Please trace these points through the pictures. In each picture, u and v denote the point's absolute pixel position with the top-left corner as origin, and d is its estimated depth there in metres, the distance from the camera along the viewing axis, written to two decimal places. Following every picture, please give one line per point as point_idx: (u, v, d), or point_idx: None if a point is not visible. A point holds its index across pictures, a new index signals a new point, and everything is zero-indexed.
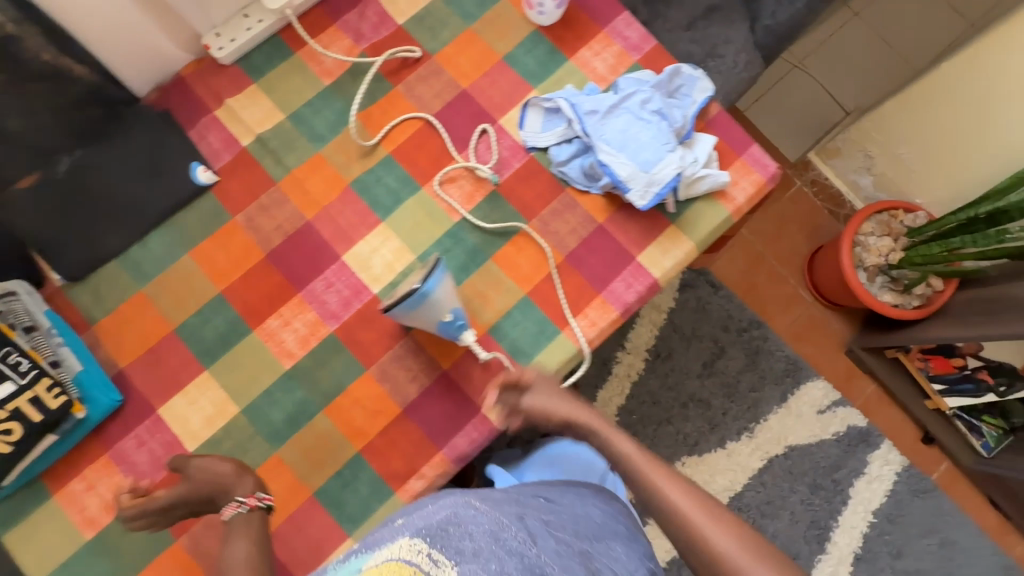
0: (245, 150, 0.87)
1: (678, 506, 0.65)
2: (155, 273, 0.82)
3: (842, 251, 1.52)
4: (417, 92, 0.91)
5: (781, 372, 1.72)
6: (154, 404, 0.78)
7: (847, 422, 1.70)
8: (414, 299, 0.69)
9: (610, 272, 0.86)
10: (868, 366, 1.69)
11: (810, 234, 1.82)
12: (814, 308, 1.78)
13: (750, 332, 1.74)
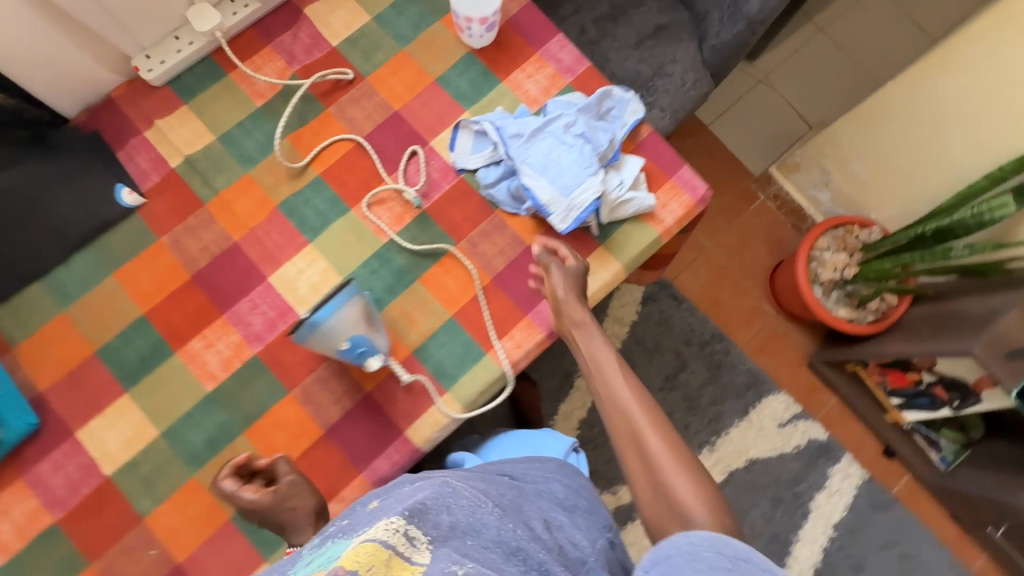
0: (174, 171, 0.87)
1: (644, 434, 0.70)
2: (78, 294, 0.82)
3: (797, 266, 1.54)
4: (349, 114, 0.92)
5: (743, 386, 1.72)
6: (72, 427, 0.78)
7: (808, 436, 1.71)
8: (307, 328, 0.66)
9: (537, 293, 0.86)
10: (828, 379, 1.71)
11: (773, 248, 1.83)
12: (776, 321, 1.79)
13: (712, 345, 1.75)
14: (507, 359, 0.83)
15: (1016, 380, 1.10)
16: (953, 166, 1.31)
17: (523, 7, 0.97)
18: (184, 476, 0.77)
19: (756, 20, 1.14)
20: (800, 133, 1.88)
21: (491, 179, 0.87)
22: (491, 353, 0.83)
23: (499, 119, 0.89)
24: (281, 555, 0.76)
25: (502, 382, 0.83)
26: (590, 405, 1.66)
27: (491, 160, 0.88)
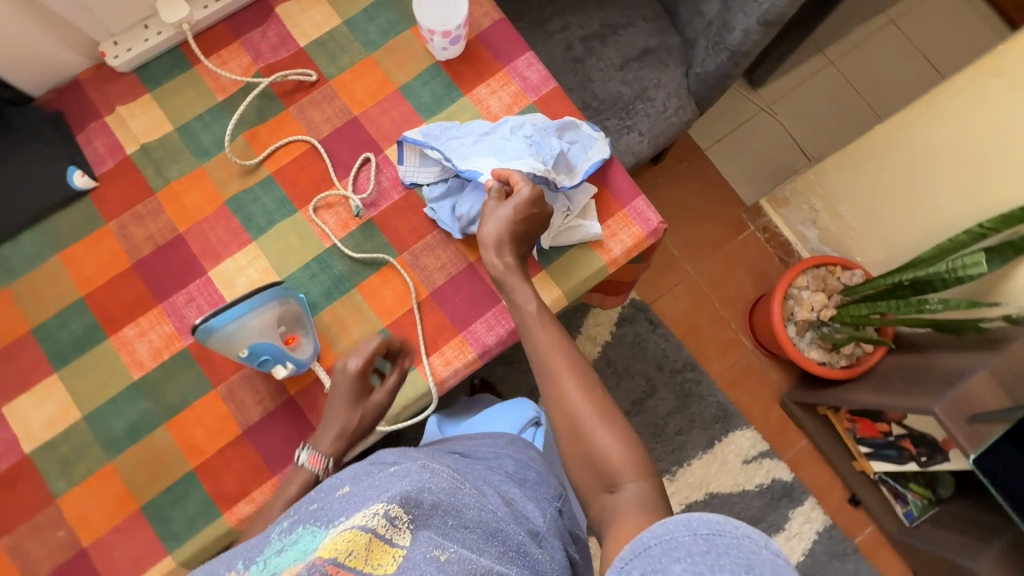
0: (129, 158, 0.88)
1: (574, 404, 0.69)
2: (22, 272, 0.84)
3: (773, 303, 1.51)
4: (308, 115, 0.91)
5: (711, 418, 1.70)
6: (2, 401, 0.80)
7: (772, 475, 1.67)
8: (201, 335, 0.70)
9: (473, 312, 0.86)
10: (799, 421, 1.67)
11: (757, 280, 1.79)
12: (752, 355, 1.76)
13: (684, 374, 1.72)
14: (434, 375, 0.83)
15: (974, 445, 1.07)
16: (936, 219, 1.29)
17: (495, 22, 0.96)
18: (101, 460, 0.79)
19: (739, 52, 1.12)
20: (797, 166, 1.85)
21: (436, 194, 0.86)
22: (419, 368, 0.83)
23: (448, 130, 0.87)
24: (185, 549, 0.77)
25: (427, 399, 0.83)
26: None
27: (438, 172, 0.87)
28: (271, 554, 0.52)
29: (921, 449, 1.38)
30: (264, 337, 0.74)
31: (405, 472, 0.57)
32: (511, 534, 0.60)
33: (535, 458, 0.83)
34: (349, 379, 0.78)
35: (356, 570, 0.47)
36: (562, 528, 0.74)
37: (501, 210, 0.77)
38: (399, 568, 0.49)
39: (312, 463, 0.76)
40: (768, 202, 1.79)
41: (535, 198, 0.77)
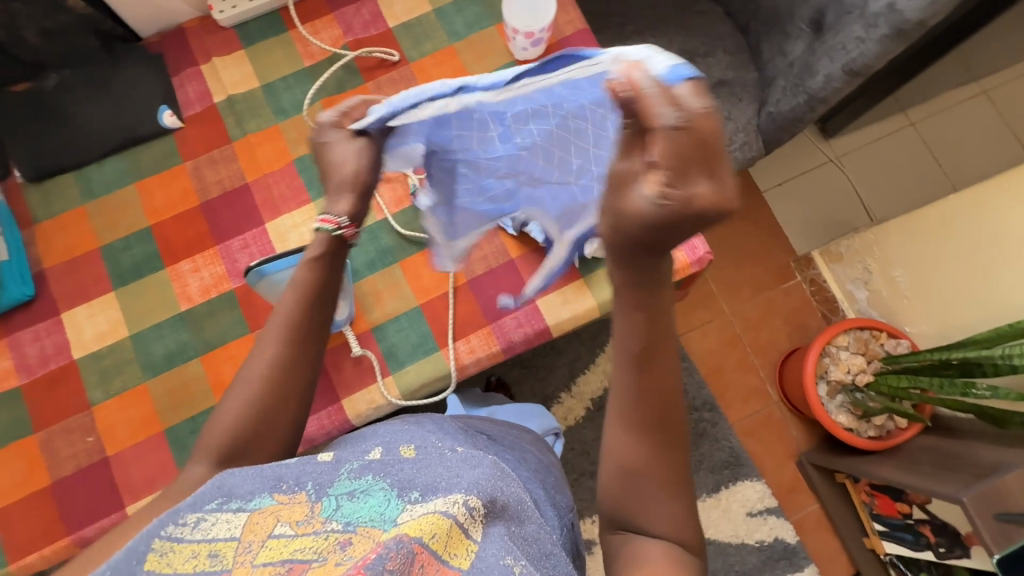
0: (215, 106, 0.94)
1: (636, 457, 0.58)
2: (99, 193, 0.90)
3: (808, 357, 1.45)
4: (384, 93, 0.95)
5: (721, 463, 1.65)
6: (61, 307, 0.86)
7: (774, 533, 1.61)
8: (255, 276, 0.74)
9: (505, 307, 0.87)
10: (813, 483, 1.61)
11: (794, 332, 1.74)
12: (775, 407, 1.71)
13: (700, 413, 1.68)
14: (456, 360, 0.85)
15: (1000, 545, 0.99)
16: (994, 302, 1.25)
17: (578, 31, 0.97)
18: (137, 379, 0.84)
19: (817, 98, 1.09)
20: (858, 224, 1.78)
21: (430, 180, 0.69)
22: (443, 351, 0.85)
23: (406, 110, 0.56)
24: None
25: (446, 381, 0.85)
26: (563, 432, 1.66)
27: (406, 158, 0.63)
28: (341, 494, 0.51)
29: (941, 540, 1.30)
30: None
31: (476, 461, 0.55)
32: (562, 561, 0.54)
33: (553, 463, 0.85)
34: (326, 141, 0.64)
35: (436, 555, 0.45)
36: (570, 540, 0.73)
37: (629, 198, 0.45)
38: (472, 566, 0.46)
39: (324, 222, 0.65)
40: (821, 253, 1.74)
41: (676, 209, 0.43)
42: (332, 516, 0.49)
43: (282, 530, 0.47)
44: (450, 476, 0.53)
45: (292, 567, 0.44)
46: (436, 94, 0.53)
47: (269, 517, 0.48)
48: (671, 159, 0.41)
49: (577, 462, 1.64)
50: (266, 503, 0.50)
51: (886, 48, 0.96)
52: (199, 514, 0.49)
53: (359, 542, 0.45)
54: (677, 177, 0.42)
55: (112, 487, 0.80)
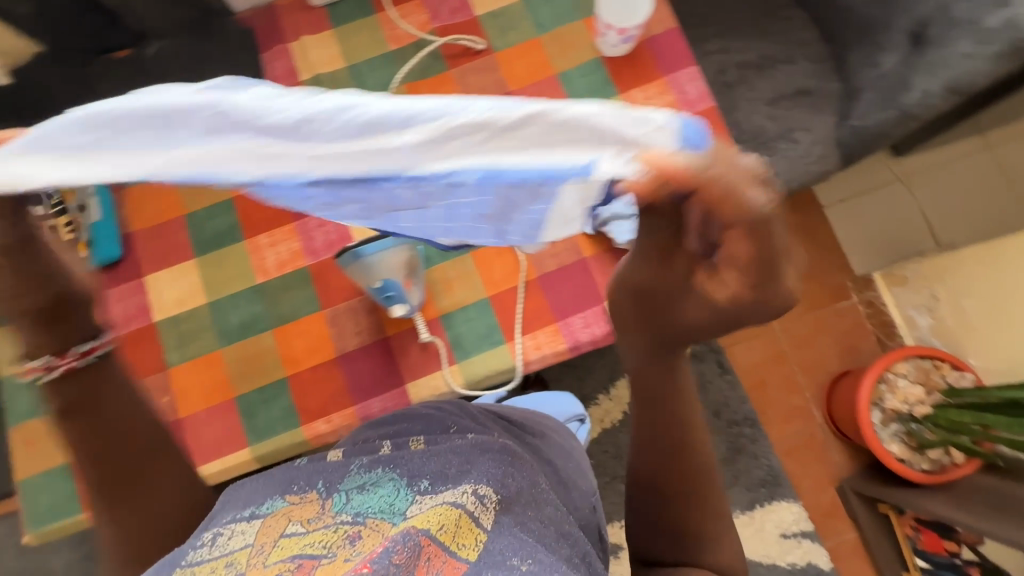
0: (301, 84, 0.95)
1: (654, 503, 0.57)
2: None
3: (863, 381, 1.40)
4: (466, 81, 0.95)
5: (757, 480, 1.61)
6: (145, 271, 0.89)
7: (806, 557, 1.57)
8: (349, 256, 0.75)
9: (574, 305, 0.86)
10: (852, 509, 1.56)
11: (844, 354, 1.69)
12: (818, 428, 1.66)
13: (741, 428, 1.64)
14: (522, 355, 0.84)
15: None
16: None
17: (667, 30, 0.95)
18: (212, 345, 0.86)
19: (909, 114, 1.04)
20: (924, 248, 1.58)
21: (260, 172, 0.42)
22: (509, 344, 0.85)
23: (183, 146, 0.33)
24: (264, 445, 0.83)
25: (510, 374, 0.85)
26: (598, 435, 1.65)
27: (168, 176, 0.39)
28: (349, 490, 0.56)
29: None
30: (396, 277, 0.77)
31: (483, 448, 0.61)
32: (579, 540, 0.58)
33: (580, 449, 0.82)
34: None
35: (444, 546, 0.46)
36: (597, 531, 0.69)
37: (687, 304, 0.45)
38: (480, 557, 0.47)
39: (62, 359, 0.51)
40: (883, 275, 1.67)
41: (731, 305, 0.42)
42: (342, 507, 0.53)
43: (295, 526, 0.51)
44: (459, 464, 0.58)
45: (303, 562, 0.46)
46: (239, 164, 0.33)
47: (280, 518, 0.53)
48: (755, 265, 0.37)
49: (609, 466, 1.63)
50: (279, 505, 0.55)
51: (995, 67, 0.92)
52: (214, 530, 0.54)
53: (367, 535, 0.48)
54: (765, 283, 0.38)
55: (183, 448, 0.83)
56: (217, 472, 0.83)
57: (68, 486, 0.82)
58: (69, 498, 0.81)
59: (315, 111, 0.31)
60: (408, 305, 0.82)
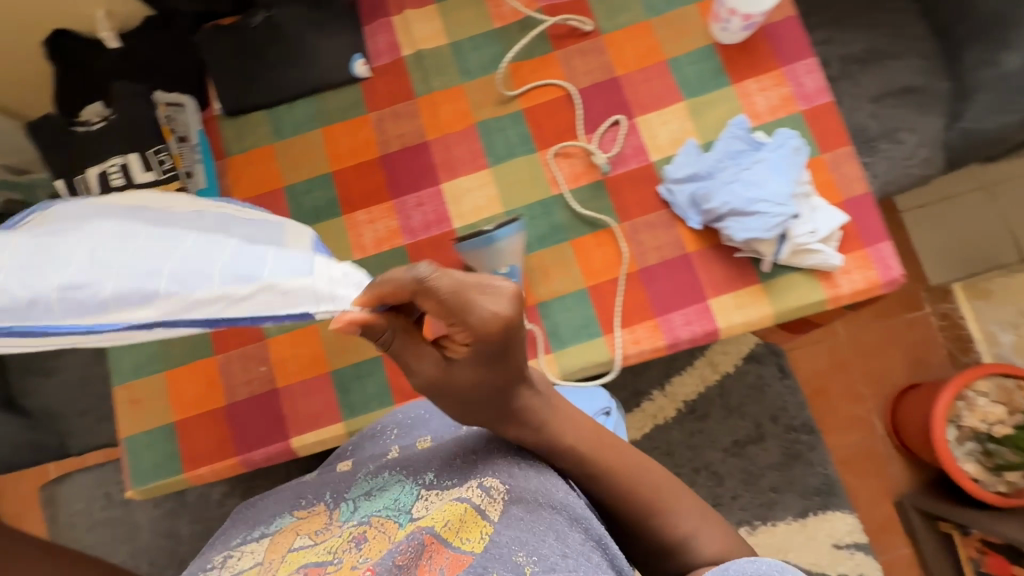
0: (403, 59, 0.94)
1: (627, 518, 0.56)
2: (289, 134, 0.93)
3: (942, 397, 1.34)
4: (572, 64, 0.92)
5: (812, 489, 1.55)
6: None
7: (857, 568, 1.53)
8: (482, 239, 0.75)
9: (675, 301, 0.84)
10: (911, 525, 1.52)
11: (911, 368, 1.60)
12: (880, 441, 1.59)
13: (798, 434, 1.58)
14: (621, 350, 0.83)
15: None
16: None
17: (787, 18, 0.91)
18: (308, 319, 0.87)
19: None
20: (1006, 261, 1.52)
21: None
22: (607, 337, 0.83)
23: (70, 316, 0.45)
24: (356, 421, 0.83)
25: (606, 368, 0.83)
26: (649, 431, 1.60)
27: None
28: (356, 498, 0.60)
29: None
30: (513, 261, 0.79)
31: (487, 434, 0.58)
32: (596, 523, 0.51)
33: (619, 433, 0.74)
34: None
35: (447, 543, 0.48)
36: None
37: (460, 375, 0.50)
38: (485, 550, 0.47)
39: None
40: (962, 287, 1.56)
41: (494, 343, 0.45)
42: (347, 516, 0.58)
43: (302, 539, 0.57)
44: (463, 455, 0.57)
45: (312, 568, 0.49)
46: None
47: (290, 534, 0.59)
48: (444, 309, 0.42)
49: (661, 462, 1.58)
50: (287, 522, 0.62)
51: None
52: (226, 554, 0.61)
53: (373, 540, 0.51)
54: (463, 314, 0.43)
55: (279, 417, 0.84)
56: (310, 444, 0.84)
57: (170, 446, 0.84)
58: (171, 457, 0.84)
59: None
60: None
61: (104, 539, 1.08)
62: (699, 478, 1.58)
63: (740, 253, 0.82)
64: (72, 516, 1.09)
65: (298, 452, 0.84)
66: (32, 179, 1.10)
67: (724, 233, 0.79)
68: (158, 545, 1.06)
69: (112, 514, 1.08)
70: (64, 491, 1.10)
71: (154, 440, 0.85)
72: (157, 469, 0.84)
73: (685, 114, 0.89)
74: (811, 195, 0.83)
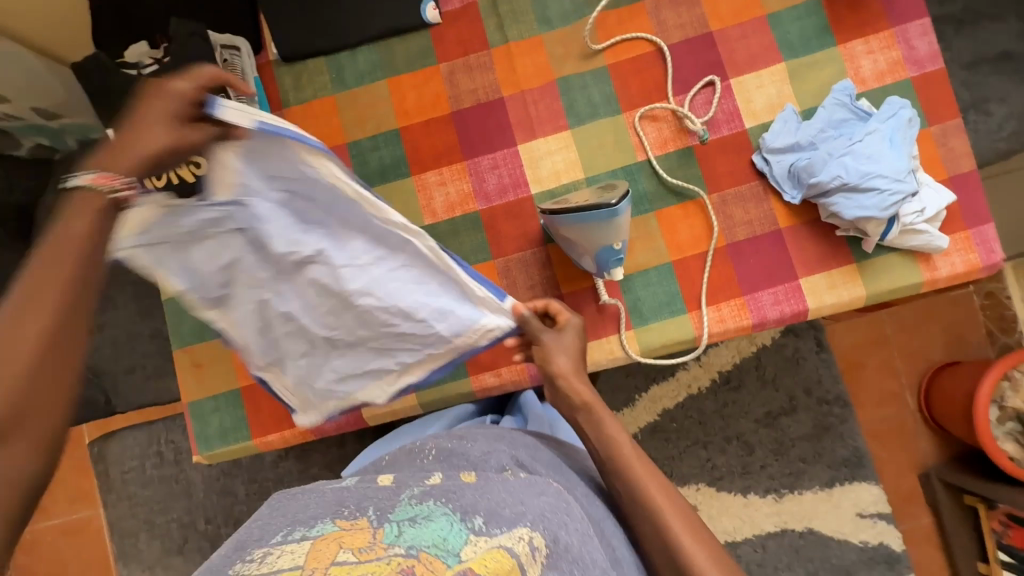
0: (476, 4, 0.85)
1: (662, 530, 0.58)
2: (352, 84, 0.85)
3: (986, 378, 1.18)
4: (662, 15, 0.84)
5: (840, 460, 1.35)
6: None
7: (879, 538, 1.34)
8: (602, 214, 0.65)
9: (764, 279, 0.80)
10: (934, 497, 1.36)
11: (951, 344, 1.40)
12: (912, 416, 1.41)
13: (831, 407, 1.35)
14: (706, 329, 0.80)
15: None
16: None
17: None
18: None
19: None
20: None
21: (193, 226, 0.57)
22: (692, 315, 0.80)
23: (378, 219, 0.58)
24: (429, 393, 0.81)
25: (690, 346, 0.81)
26: (682, 400, 1.37)
27: (276, 142, 0.51)
28: (403, 519, 0.51)
29: None
30: (616, 239, 0.70)
31: (539, 488, 0.57)
32: None
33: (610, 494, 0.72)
34: (118, 130, 0.47)
35: None
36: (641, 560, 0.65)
37: (568, 340, 0.69)
38: None
39: (86, 183, 0.43)
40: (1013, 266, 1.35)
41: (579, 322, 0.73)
42: (395, 540, 0.48)
43: (345, 555, 0.46)
44: (513, 504, 0.54)
45: None
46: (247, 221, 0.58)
47: (331, 543, 0.48)
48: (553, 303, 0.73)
49: (690, 430, 1.36)
50: (329, 529, 0.51)
51: None
52: (264, 549, 0.52)
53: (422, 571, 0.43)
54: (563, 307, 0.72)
55: None
56: (381, 414, 0.82)
57: (237, 412, 0.82)
58: (238, 424, 0.82)
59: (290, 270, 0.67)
60: (608, 270, 0.75)
61: (158, 496, 1.08)
62: (728, 447, 1.35)
63: (840, 230, 0.78)
64: (125, 472, 1.08)
65: (369, 421, 0.83)
66: (63, 124, 1.07)
67: (830, 209, 0.75)
68: (213, 503, 1.06)
69: (165, 473, 1.07)
70: (113, 448, 1.09)
71: (220, 405, 0.83)
72: (224, 434, 0.82)
73: (785, 76, 0.82)
74: (918, 170, 0.77)
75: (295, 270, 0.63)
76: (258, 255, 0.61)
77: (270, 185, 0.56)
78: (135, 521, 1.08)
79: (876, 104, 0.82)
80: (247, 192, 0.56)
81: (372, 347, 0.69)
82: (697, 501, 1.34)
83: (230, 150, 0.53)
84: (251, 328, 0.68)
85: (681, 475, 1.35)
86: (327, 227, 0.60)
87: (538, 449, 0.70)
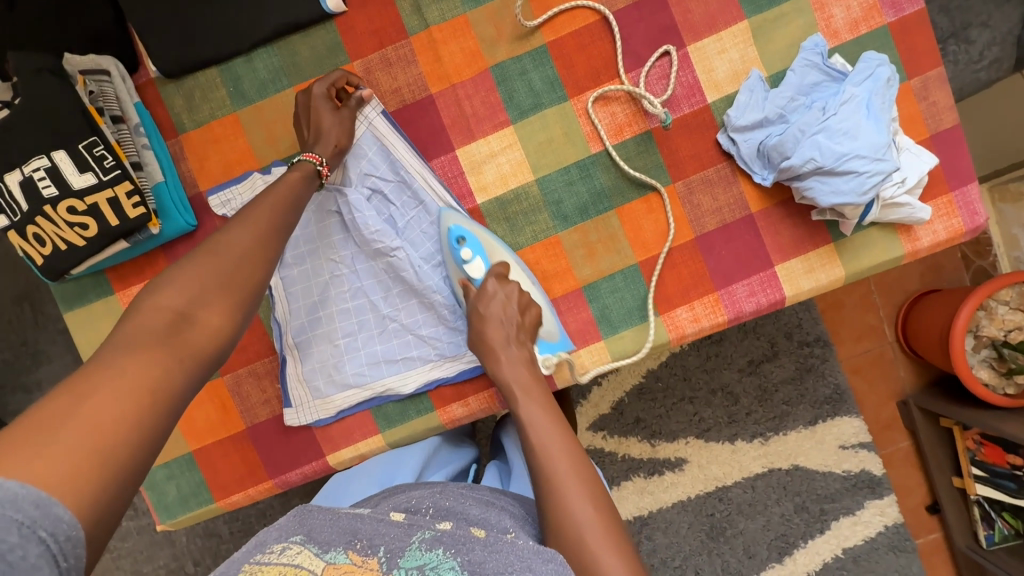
0: None
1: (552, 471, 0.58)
2: (255, 98, 0.73)
3: (965, 307, 1.03)
4: None
5: (822, 398, 1.25)
6: None
7: (860, 466, 1.25)
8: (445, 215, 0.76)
9: (738, 269, 0.74)
10: (912, 423, 1.24)
11: (927, 273, 1.26)
12: (890, 346, 1.28)
13: (811, 348, 1.25)
14: (678, 328, 0.74)
15: None
16: None
17: None
18: (318, 322, 0.76)
19: None
20: None
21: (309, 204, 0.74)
22: (665, 317, 0.74)
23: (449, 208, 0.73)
24: (396, 432, 0.77)
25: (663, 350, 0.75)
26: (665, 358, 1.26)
27: (397, 153, 0.73)
28: (411, 569, 0.49)
29: None
30: (450, 213, 0.72)
31: (549, 553, 0.51)
32: None
33: None
34: (307, 134, 0.68)
35: None
36: None
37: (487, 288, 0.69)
38: None
39: (307, 160, 0.64)
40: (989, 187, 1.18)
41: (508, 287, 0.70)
42: None
43: None
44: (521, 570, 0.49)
45: None
46: (339, 211, 0.74)
47: None
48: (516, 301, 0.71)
49: (674, 387, 1.26)
50: (341, 559, 0.49)
51: None
52: (284, 544, 0.50)
53: None
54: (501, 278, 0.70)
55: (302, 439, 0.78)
56: (349, 459, 0.77)
57: (194, 476, 0.78)
58: (197, 487, 0.77)
59: (347, 253, 0.75)
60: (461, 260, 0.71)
61: (141, 546, 1.05)
62: (713, 401, 1.25)
63: (818, 214, 0.71)
64: None
65: (336, 466, 0.78)
66: None
67: (804, 195, 0.68)
68: (199, 546, 1.04)
69: (144, 524, 1.04)
70: None
71: (174, 472, 0.78)
72: (185, 499, 0.78)
73: (748, 37, 0.72)
74: (897, 133, 0.70)
75: (374, 253, 0.74)
76: (346, 236, 0.75)
77: (363, 182, 0.73)
78: (121, 573, 1.05)
79: (851, 59, 0.72)
80: (347, 184, 0.73)
81: (420, 334, 0.75)
82: (687, 455, 1.25)
83: (359, 133, 0.72)
84: (306, 301, 0.76)
85: (669, 431, 1.24)
86: (406, 225, 0.75)
87: (527, 522, 0.63)
